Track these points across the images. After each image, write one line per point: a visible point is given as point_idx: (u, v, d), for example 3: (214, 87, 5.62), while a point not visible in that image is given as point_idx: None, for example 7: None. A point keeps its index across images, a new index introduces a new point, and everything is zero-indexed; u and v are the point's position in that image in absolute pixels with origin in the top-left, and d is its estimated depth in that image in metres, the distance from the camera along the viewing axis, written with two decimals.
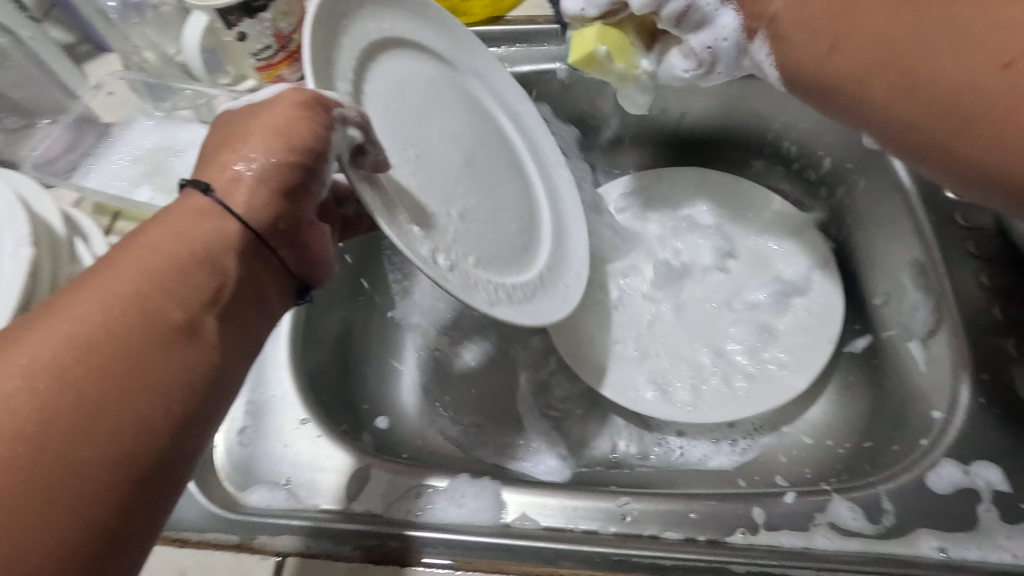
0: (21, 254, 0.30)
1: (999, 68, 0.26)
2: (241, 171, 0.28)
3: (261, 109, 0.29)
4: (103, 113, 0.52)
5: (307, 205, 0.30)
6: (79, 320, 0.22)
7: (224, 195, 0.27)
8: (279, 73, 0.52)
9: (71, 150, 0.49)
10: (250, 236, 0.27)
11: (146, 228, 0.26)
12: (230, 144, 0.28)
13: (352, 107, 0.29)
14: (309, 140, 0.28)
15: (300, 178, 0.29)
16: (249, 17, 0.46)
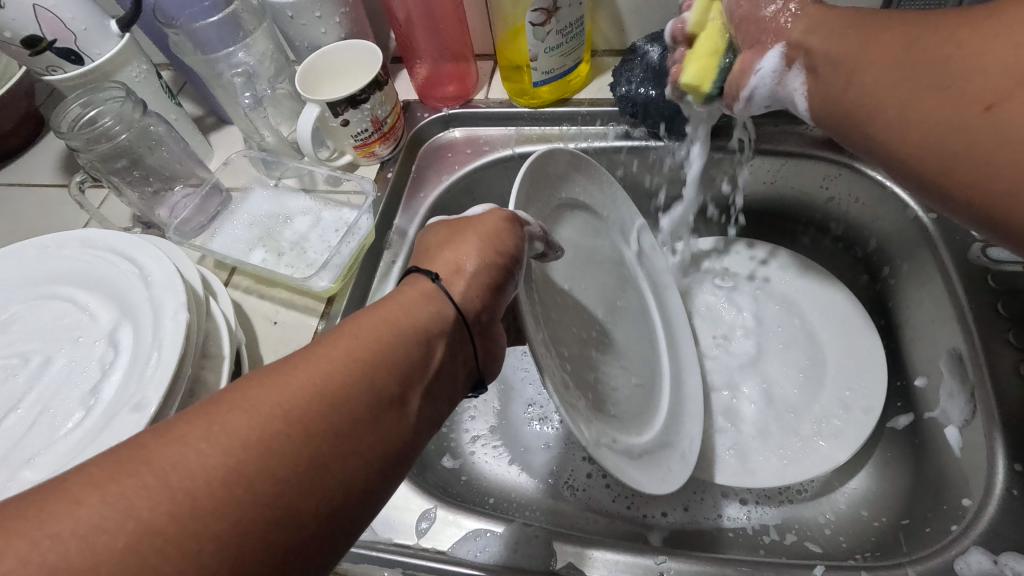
0: (180, 318, 0.38)
1: (981, 110, 0.29)
2: (462, 265, 0.36)
3: (475, 224, 0.38)
4: (227, 182, 0.61)
5: (502, 302, 0.37)
6: (332, 372, 0.28)
7: (445, 284, 0.35)
8: (372, 150, 0.61)
9: (201, 213, 0.59)
10: (460, 316, 0.34)
11: (385, 304, 0.33)
12: (451, 246, 0.37)
13: (536, 225, 0.40)
14: (511, 248, 0.37)
15: (502, 278, 0.37)
16: (353, 107, 0.55)
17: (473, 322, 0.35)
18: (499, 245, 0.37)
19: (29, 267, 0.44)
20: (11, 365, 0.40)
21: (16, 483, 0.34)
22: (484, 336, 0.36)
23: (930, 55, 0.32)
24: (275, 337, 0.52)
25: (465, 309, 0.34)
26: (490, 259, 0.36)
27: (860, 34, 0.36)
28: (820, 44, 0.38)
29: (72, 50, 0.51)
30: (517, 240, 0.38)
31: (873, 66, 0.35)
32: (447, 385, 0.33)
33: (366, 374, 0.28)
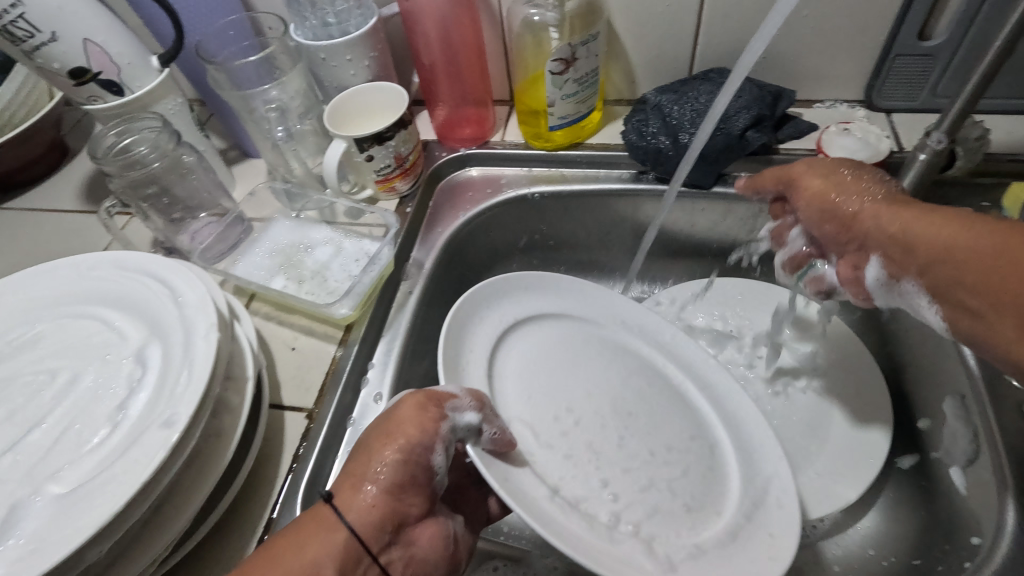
0: (211, 337, 0.39)
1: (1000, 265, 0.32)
2: (364, 479, 0.36)
3: (392, 417, 0.39)
4: (251, 212, 0.63)
5: (414, 503, 0.37)
6: None
7: (342, 505, 0.35)
8: (393, 185, 0.63)
9: (223, 240, 0.60)
10: (355, 542, 0.34)
11: (284, 536, 0.34)
12: (364, 454, 0.37)
13: (456, 399, 0.39)
14: (416, 442, 0.37)
15: (407, 480, 0.37)
16: (379, 144, 0.58)
17: (375, 540, 0.35)
18: (406, 442, 0.37)
19: (59, 287, 0.45)
20: (38, 381, 0.40)
21: (41, 498, 0.33)
22: (406, 544, 0.36)
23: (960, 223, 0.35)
24: (294, 363, 0.52)
25: (361, 525, 0.35)
26: (397, 460, 0.36)
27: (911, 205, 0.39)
28: (870, 209, 0.41)
29: (115, 82, 0.53)
30: (432, 426, 0.38)
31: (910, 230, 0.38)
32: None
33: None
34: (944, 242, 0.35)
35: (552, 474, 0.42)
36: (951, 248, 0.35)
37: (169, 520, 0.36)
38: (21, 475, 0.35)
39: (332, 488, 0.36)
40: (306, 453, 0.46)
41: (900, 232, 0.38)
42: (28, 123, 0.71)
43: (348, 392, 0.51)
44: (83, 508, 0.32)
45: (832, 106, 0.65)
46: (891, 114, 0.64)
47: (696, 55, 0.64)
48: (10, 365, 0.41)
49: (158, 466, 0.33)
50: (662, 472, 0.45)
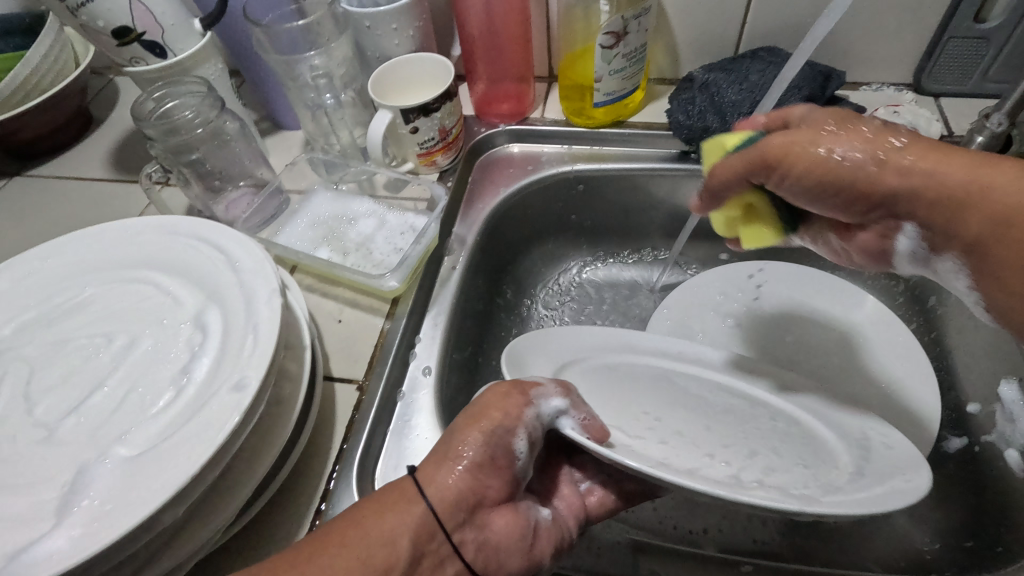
0: (275, 303, 0.38)
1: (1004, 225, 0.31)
2: (449, 454, 0.34)
3: (479, 400, 0.36)
4: (288, 184, 0.62)
5: (495, 486, 0.34)
6: None
7: (423, 481, 0.33)
8: (434, 159, 0.62)
9: (263, 210, 0.59)
10: (431, 515, 0.31)
11: (363, 504, 0.32)
12: (449, 435, 0.35)
13: (542, 385, 0.38)
14: (501, 418, 0.35)
15: (489, 459, 0.34)
16: (426, 115, 0.57)
17: (452, 517, 0.32)
18: (491, 423, 0.35)
19: (107, 250, 0.44)
20: (93, 344, 0.39)
21: (110, 460, 0.32)
22: (483, 530, 0.33)
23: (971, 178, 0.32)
24: (340, 335, 0.51)
25: (439, 503, 0.32)
26: (483, 437, 0.34)
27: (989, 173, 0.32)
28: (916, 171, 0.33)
29: (158, 43, 0.52)
30: (517, 408, 0.36)
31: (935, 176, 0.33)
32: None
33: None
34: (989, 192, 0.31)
35: (657, 450, 0.38)
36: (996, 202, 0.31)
37: (236, 487, 0.35)
38: (86, 438, 0.34)
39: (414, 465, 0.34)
40: (359, 425, 0.46)
41: (992, 214, 0.31)
42: (55, 88, 0.69)
43: (396, 366, 0.50)
44: (155, 471, 0.31)
45: (879, 90, 0.65)
46: (939, 99, 0.63)
47: (744, 34, 0.63)
48: (62, 328, 0.40)
49: (232, 430, 0.32)
50: (760, 441, 0.42)
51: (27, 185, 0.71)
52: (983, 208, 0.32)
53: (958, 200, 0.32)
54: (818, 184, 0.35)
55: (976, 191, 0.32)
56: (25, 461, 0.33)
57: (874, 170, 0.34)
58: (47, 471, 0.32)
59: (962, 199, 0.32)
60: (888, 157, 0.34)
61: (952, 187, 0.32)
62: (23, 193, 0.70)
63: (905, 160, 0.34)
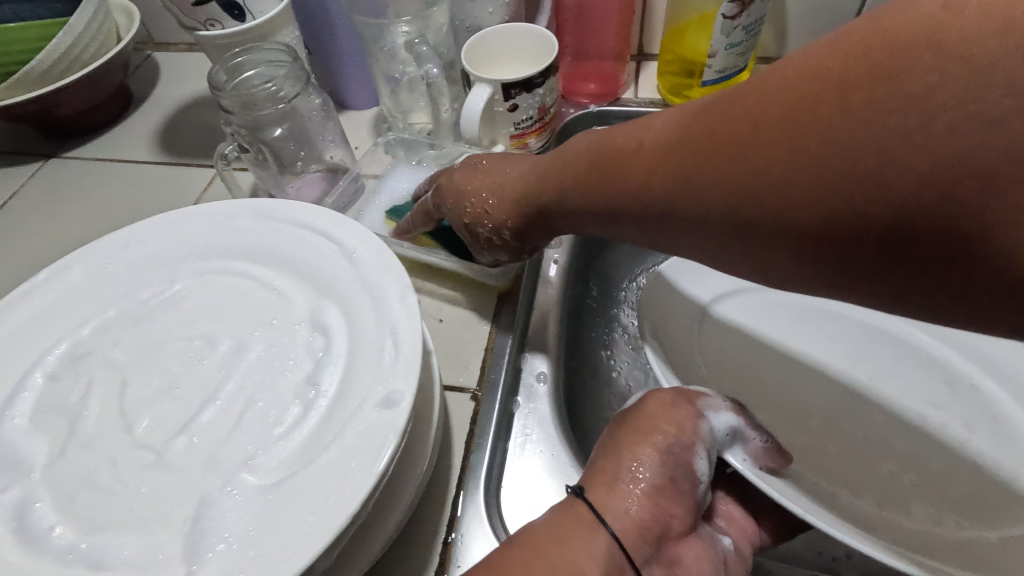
0: (410, 300, 0.32)
1: (945, 117, 0.18)
2: (624, 474, 0.31)
3: (645, 412, 0.34)
4: (365, 168, 0.56)
5: (676, 513, 0.31)
6: None
7: (602, 502, 0.30)
8: (526, 142, 0.56)
9: (342, 197, 0.53)
10: (617, 543, 0.29)
11: (538, 529, 0.29)
12: (615, 449, 0.33)
13: (711, 397, 0.35)
14: (674, 431, 0.33)
15: (666, 479, 0.31)
16: (528, 91, 0.51)
17: (636, 549, 0.29)
18: (665, 439, 0.32)
19: (196, 238, 0.38)
20: (192, 348, 0.33)
21: (238, 490, 0.27)
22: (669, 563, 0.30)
23: (828, 87, 0.20)
24: (443, 336, 0.46)
25: (624, 529, 0.29)
26: (659, 455, 0.32)
27: (834, 50, 0.21)
28: (771, 89, 0.22)
29: (237, 4, 0.46)
30: (691, 424, 0.33)
31: (774, 130, 0.22)
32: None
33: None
34: (867, 103, 0.19)
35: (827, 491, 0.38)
36: (873, 128, 0.19)
37: (378, 521, 0.29)
38: (203, 462, 0.28)
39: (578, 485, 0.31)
40: (480, 440, 0.40)
41: (904, 150, 0.18)
42: (98, 61, 0.62)
43: (510, 372, 0.44)
44: (300, 506, 0.26)
45: None
46: None
47: (866, 6, 0.58)
48: (152, 328, 0.34)
49: (389, 456, 0.27)
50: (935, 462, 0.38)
51: (66, 168, 0.65)
52: (999, 181, 0.17)
53: (862, 98, 0.19)
54: (807, 173, 0.21)
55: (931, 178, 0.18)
56: (132, 492, 0.27)
57: (688, 176, 0.26)
58: (162, 503, 0.27)
59: (910, 147, 0.18)
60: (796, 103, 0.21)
61: (933, 121, 0.18)
62: (62, 176, 0.64)
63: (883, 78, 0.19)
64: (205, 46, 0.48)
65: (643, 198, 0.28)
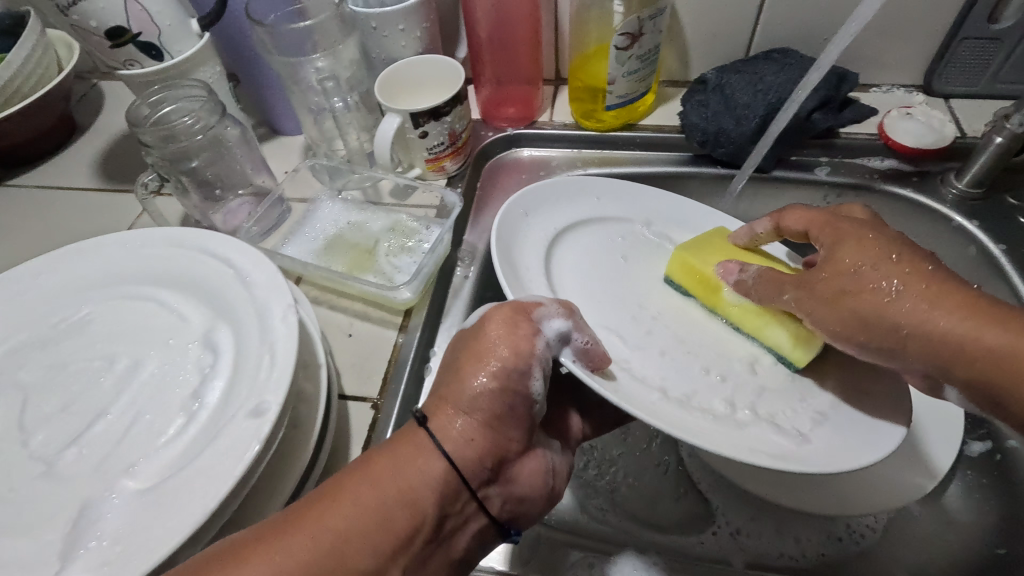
0: (292, 319, 0.36)
1: (900, 332, 0.34)
2: (460, 400, 0.34)
3: (483, 337, 0.36)
4: (290, 192, 0.60)
5: (511, 434, 0.35)
6: (307, 556, 0.27)
7: (438, 433, 0.33)
8: (442, 165, 0.60)
9: (266, 221, 0.56)
10: (451, 468, 0.32)
11: (376, 457, 0.32)
12: (457, 375, 0.35)
13: (545, 306, 0.38)
14: (513, 356, 0.35)
15: (502, 402, 0.34)
16: (436, 119, 0.55)
17: (474, 474, 0.33)
18: (500, 362, 0.34)
19: (105, 263, 0.41)
20: (92, 367, 0.36)
21: (118, 494, 0.30)
22: (500, 476, 0.35)
23: (927, 306, 0.34)
24: (352, 349, 0.49)
25: (462, 462, 0.32)
26: (493, 375, 0.34)
27: (942, 287, 0.34)
28: (915, 293, 0.34)
29: (155, 45, 0.49)
30: (528, 344, 0.35)
31: (879, 329, 0.35)
32: (450, 541, 0.32)
33: (361, 540, 0.28)
34: (974, 341, 0.33)
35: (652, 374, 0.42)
36: (888, 319, 0.35)
37: (255, 517, 0.33)
38: (91, 471, 0.31)
39: (421, 410, 0.34)
40: (377, 445, 0.43)
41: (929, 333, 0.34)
42: (37, 93, 0.65)
43: (412, 382, 0.47)
44: (169, 506, 0.29)
45: (888, 91, 0.65)
46: (949, 101, 0.63)
47: (755, 35, 0.62)
48: (59, 350, 0.37)
49: (254, 460, 0.30)
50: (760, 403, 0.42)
51: (8, 195, 0.67)
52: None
53: (968, 356, 0.33)
54: (848, 311, 0.36)
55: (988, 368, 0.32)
56: (24, 499, 0.30)
57: (841, 268, 0.36)
58: (49, 509, 0.30)
59: (969, 359, 0.33)
60: (828, 273, 0.37)
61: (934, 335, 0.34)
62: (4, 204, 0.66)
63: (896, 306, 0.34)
64: (126, 84, 0.51)
65: (852, 333, 0.36)
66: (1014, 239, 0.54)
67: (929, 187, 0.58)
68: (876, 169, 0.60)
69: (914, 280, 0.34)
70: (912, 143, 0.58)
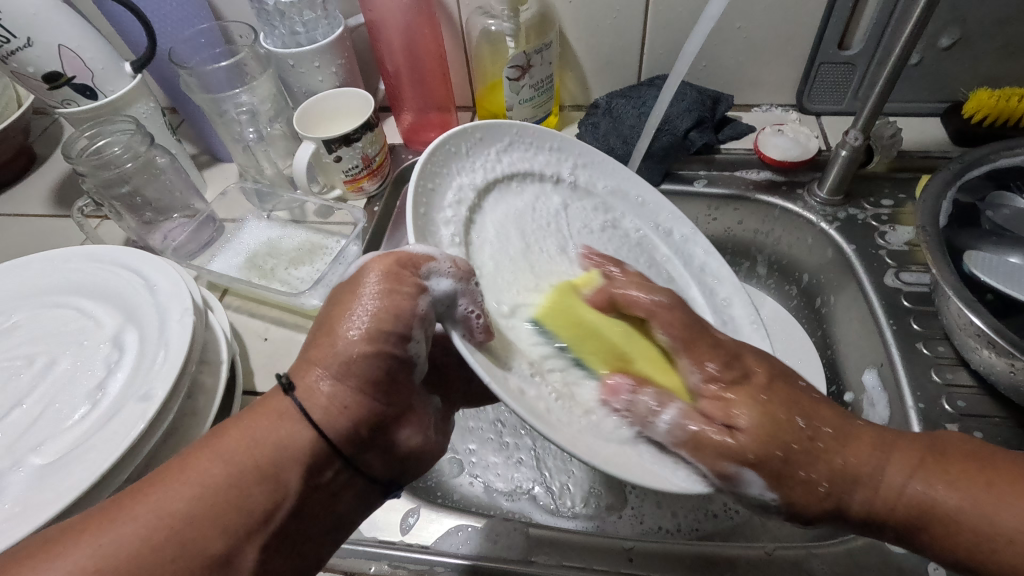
0: (187, 320, 0.41)
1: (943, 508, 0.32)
2: (314, 380, 0.33)
3: (377, 304, 0.33)
4: (223, 213, 0.66)
5: (387, 403, 0.34)
6: (159, 528, 0.28)
7: (302, 398, 0.32)
8: (360, 185, 0.66)
9: (196, 240, 0.62)
10: (318, 443, 0.32)
11: (233, 425, 0.32)
12: (327, 334, 0.33)
13: (443, 260, 0.34)
14: (399, 322, 0.33)
15: (380, 375, 0.33)
16: (347, 145, 0.61)
17: (345, 444, 0.33)
18: (388, 299, 0.33)
19: (35, 277, 0.47)
20: (15, 366, 0.42)
21: (24, 469, 0.35)
22: (379, 445, 0.35)
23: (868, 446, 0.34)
24: (266, 352, 0.55)
25: (332, 430, 0.32)
26: (372, 309, 0.33)
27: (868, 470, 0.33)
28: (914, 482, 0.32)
29: (89, 86, 0.56)
30: (409, 307, 0.33)
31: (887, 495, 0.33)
32: (329, 500, 0.33)
33: (212, 526, 0.29)
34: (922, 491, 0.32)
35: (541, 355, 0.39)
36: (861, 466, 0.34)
37: None
38: (4, 450, 0.37)
39: (286, 376, 0.33)
40: None
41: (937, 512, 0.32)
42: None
43: None
44: (62, 474, 0.34)
45: (768, 110, 0.72)
46: (821, 117, 0.70)
47: (643, 63, 0.70)
48: None
49: (137, 436, 0.35)
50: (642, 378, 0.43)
51: None
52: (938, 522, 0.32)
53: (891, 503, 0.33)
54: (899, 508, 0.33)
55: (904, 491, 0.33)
56: None
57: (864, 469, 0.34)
58: None
59: (904, 501, 0.32)
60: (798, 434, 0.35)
61: (936, 516, 0.32)
62: None
63: (930, 497, 0.32)
64: (66, 122, 0.58)
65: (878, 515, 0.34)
66: (865, 239, 0.60)
67: (797, 195, 0.64)
68: (752, 180, 0.66)
69: (853, 439, 0.34)
70: (779, 156, 0.64)
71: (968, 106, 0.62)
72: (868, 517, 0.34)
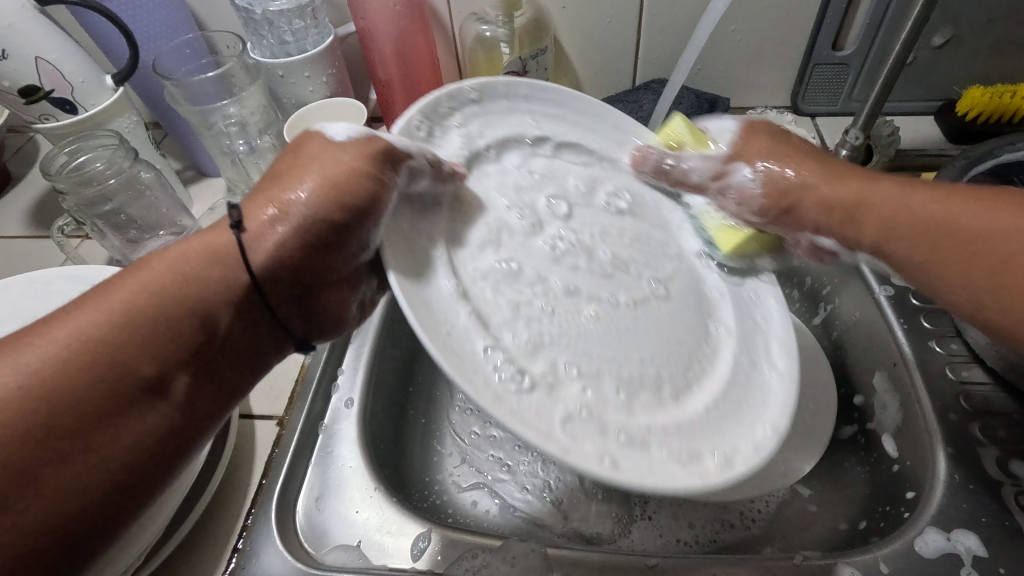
0: None
1: (994, 262, 0.32)
2: (282, 214, 0.33)
3: (342, 173, 0.34)
4: None
5: (332, 258, 0.35)
6: (83, 345, 0.27)
7: (256, 236, 0.33)
8: None
9: None
10: (258, 283, 0.33)
11: (171, 252, 0.32)
12: (281, 184, 0.34)
13: (418, 157, 0.37)
14: (362, 189, 0.34)
15: (334, 230, 0.34)
16: None
17: (280, 289, 0.34)
18: (350, 160, 0.34)
19: (16, 302, 0.44)
20: None
21: None
22: (308, 302, 0.36)
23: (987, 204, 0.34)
24: None
25: (275, 275, 0.33)
26: (335, 171, 0.34)
27: (986, 239, 0.33)
28: (921, 254, 0.36)
29: (69, 100, 0.53)
30: (376, 177, 0.34)
31: (983, 262, 0.33)
32: (246, 348, 0.34)
33: (135, 345, 0.28)
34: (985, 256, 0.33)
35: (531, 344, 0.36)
36: (987, 249, 0.33)
37: None
38: None
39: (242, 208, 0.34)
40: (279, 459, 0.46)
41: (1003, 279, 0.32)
42: None
43: (315, 403, 0.50)
44: None
45: (763, 113, 0.71)
46: (816, 119, 0.70)
47: (637, 67, 0.69)
48: None
49: None
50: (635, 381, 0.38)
51: None
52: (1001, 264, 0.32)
53: (979, 269, 0.33)
54: (983, 270, 0.33)
55: (983, 263, 0.33)
56: None
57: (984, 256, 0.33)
58: None
59: (956, 242, 0.34)
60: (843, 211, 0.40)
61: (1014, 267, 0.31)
62: None
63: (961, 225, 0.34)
64: (43, 138, 0.55)
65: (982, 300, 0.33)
66: None
67: None
68: None
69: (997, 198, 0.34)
70: None
71: (961, 104, 0.62)
72: (949, 292, 0.35)
